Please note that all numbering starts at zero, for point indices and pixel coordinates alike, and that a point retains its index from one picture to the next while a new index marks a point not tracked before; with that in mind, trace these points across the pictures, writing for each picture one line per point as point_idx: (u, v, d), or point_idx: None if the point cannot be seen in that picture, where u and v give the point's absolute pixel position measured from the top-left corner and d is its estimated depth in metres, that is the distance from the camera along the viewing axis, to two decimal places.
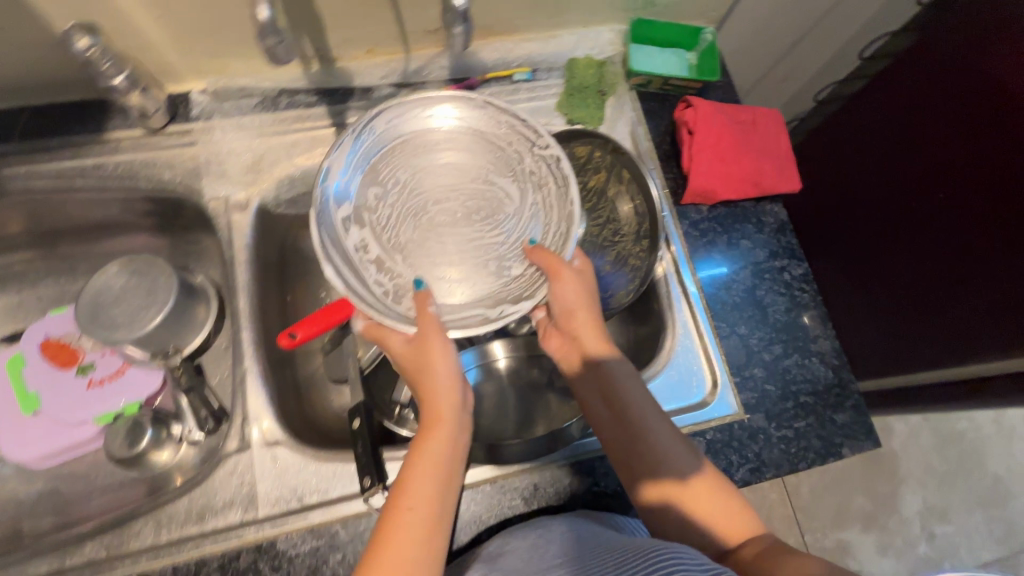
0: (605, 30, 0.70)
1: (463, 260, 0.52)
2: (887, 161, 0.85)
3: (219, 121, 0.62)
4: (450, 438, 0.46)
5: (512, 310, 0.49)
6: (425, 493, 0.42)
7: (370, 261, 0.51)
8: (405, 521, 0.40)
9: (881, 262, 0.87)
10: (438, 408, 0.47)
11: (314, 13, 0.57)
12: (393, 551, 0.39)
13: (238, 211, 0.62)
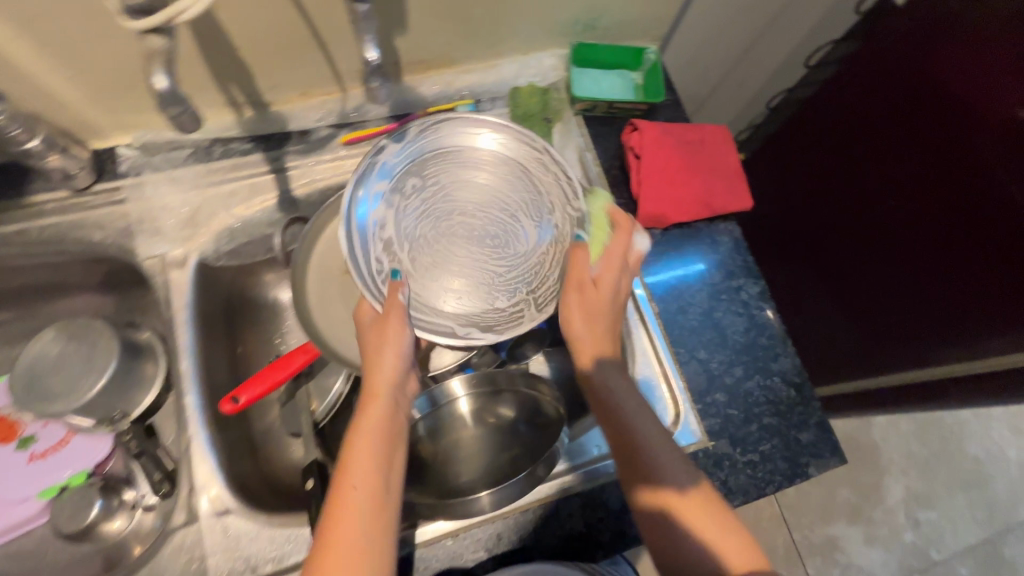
0: (546, 56, 0.69)
1: (461, 277, 0.52)
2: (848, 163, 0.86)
3: (149, 175, 0.60)
4: (389, 411, 0.45)
5: (479, 337, 0.49)
6: (368, 473, 0.41)
7: (383, 252, 0.50)
8: (350, 506, 0.39)
9: (860, 259, 0.88)
10: (377, 388, 0.45)
11: (238, 61, 0.55)
12: (340, 543, 0.37)
13: (176, 269, 0.59)
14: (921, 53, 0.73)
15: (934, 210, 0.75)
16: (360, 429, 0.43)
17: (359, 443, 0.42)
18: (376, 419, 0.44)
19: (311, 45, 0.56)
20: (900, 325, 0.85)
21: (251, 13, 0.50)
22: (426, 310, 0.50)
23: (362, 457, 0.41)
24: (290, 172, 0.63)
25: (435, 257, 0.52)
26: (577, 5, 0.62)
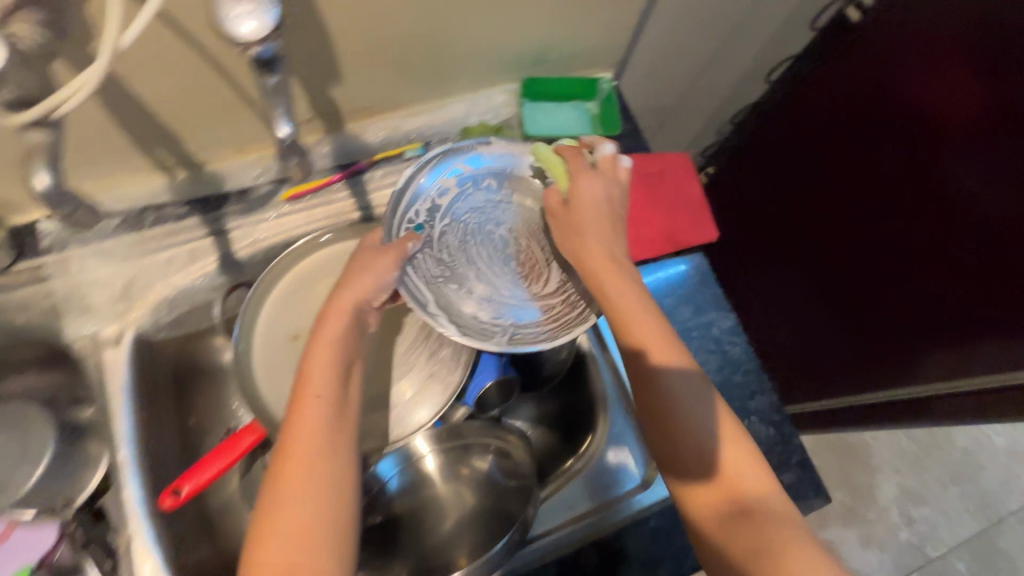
0: (496, 93, 0.66)
1: (465, 277, 0.55)
2: (810, 172, 0.86)
3: (74, 249, 0.56)
4: (351, 325, 0.47)
5: (443, 324, 0.51)
6: (331, 384, 0.43)
7: (427, 220, 0.56)
8: (313, 413, 0.42)
9: (837, 269, 0.86)
10: (343, 305, 0.47)
11: (159, 125, 0.51)
12: (302, 447, 0.40)
13: (110, 347, 0.56)
14: (880, 60, 0.72)
15: (908, 213, 0.73)
16: (321, 340, 0.45)
17: (323, 354, 0.45)
18: (339, 330, 0.46)
19: (239, 102, 0.52)
20: (885, 334, 0.82)
21: (166, 78, 0.46)
22: (429, 280, 0.54)
23: (325, 371, 0.44)
24: (232, 234, 0.59)
25: (464, 250, 0.56)
26: (522, 40, 0.60)
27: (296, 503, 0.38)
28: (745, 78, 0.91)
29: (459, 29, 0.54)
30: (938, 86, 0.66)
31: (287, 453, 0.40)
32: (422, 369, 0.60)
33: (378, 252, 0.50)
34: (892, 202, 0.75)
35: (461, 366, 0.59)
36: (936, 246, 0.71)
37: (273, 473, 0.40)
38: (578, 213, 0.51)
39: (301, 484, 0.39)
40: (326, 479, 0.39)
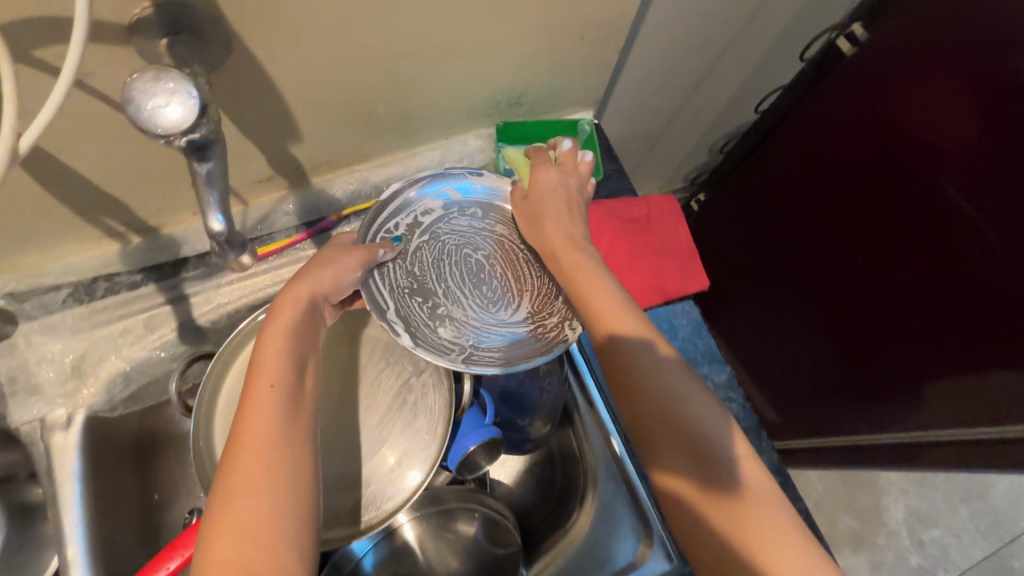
0: (471, 137, 0.63)
1: (430, 296, 0.52)
2: (807, 201, 0.83)
3: (19, 327, 0.52)
4: (307, 318, 0.43)
5: (398, 332, 0.47)
6: (286, 373, 0.39)
7: (405, 236, 0.53)
8: (265, 405, 0.37)
9: (846, 295, 0.83)
10: (298, 295, 0.43)
11: (102, 194, 0.47)
12: (253, 440, 0.35)
13: (59, 431, 0.51)
14: (865, 91, 0.70)
15: (906, 237, 0.72)
16: (274, 330, 0.41)
17: (275, 345, 0.40)
18: (294, 320, 0.42)
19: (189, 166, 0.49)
20: (903, 360, 0.78)
21: (103, 150, 0.43)
22: (395, 290, 0.50)
23: (278, 362, 0.39)
24: (192, 300, 0.56)
25: (437, 270, 0.53)
26: (493, 85, 0.56)
27: (249, 498, 0.33)
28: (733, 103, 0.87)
29: (423, 80, 0.51)
30: (930, 113, 0.65)
31: (236, 448, 0.35)
32: (400, 437, 0.55)
33: (344, 248, 0.47)
34: (890, 226, 0.73)
35: (435, 440, 0.54)
36: (937, 269, 0.70)
37: (221, 473, 0.34)
38: (539, 202, 0.53)
39: (247, 479, 0.33)
40: (283, 473, 0.34)
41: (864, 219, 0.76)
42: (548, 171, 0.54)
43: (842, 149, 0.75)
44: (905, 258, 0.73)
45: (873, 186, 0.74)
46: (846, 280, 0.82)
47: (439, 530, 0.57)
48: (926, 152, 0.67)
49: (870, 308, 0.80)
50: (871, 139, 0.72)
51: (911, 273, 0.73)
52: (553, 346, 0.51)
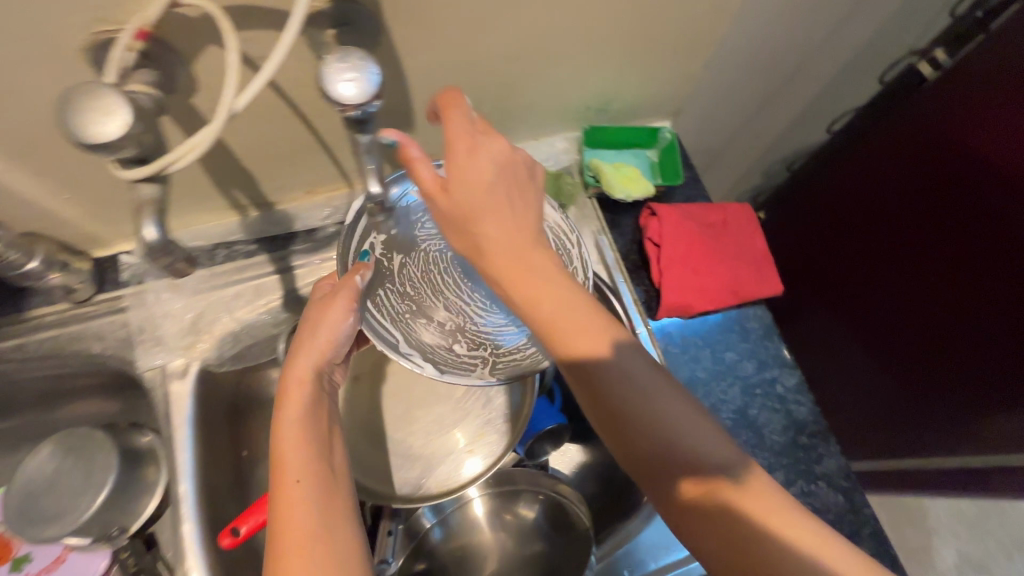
0: (558, 139, 0.67)
1: (430, 312, 0.54)
2: (856, 216, 0.84)
3: (151, 283, 0.58)
4: (314, 397, 0.43)
5: (415, 360, 0.48)
6: (309, 464, 0.39)
7: (388, 253, 0.53)
8: (299, 502, 0.37)
9: (882, 314, 0.83)
10: (303, 373, 0.43)
11: (240, 168, 0.53)
12: (297, 539, 0.35)
13: (177, 380, 0.57)
14: (921, 160, 0.73)
15: (930, 307, 0.76)
16: (286, 420, 0.41)
17: (291, 436, 0.40)
18: (302, 404, 0.42)
19: (315, 147, 0.54)
20: (934, 383, 0.78)
21: (253, 127, 0.48)
22: (398, 316, 0.52)
23: (298, 453, 0.39)
24: (297, 271, 0.61)
25: (430, 288, 0.54)
26: (586, 90, 0.60)
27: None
28: (802, 123, 0.89)
29: (527, 80, 0.56)
30: (975, 202, 0.68)
31: (281, 550, 0.35)
32: (478, 417, 0.59)
33: (327, 299, 0.45)
34: (919, 295, 0.77)
35: (514, 417, 0.58)
36: (954, 345, 0.74)
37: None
38: (472, 188, 0.36)
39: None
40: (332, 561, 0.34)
41: (908, 237, 0.76)
42: (478, 150, 0.37)
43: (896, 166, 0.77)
44: (928, 327, 0.77)
45: (909, 252, 0.77)
46: (873, 332, 0.85)
47: (507, 507, 0.60)
48: (965, 236, 0.70)
49: (890, 364, 0.84)
50: (914, 208, 0.75)
51: (931, 341, 0.77)
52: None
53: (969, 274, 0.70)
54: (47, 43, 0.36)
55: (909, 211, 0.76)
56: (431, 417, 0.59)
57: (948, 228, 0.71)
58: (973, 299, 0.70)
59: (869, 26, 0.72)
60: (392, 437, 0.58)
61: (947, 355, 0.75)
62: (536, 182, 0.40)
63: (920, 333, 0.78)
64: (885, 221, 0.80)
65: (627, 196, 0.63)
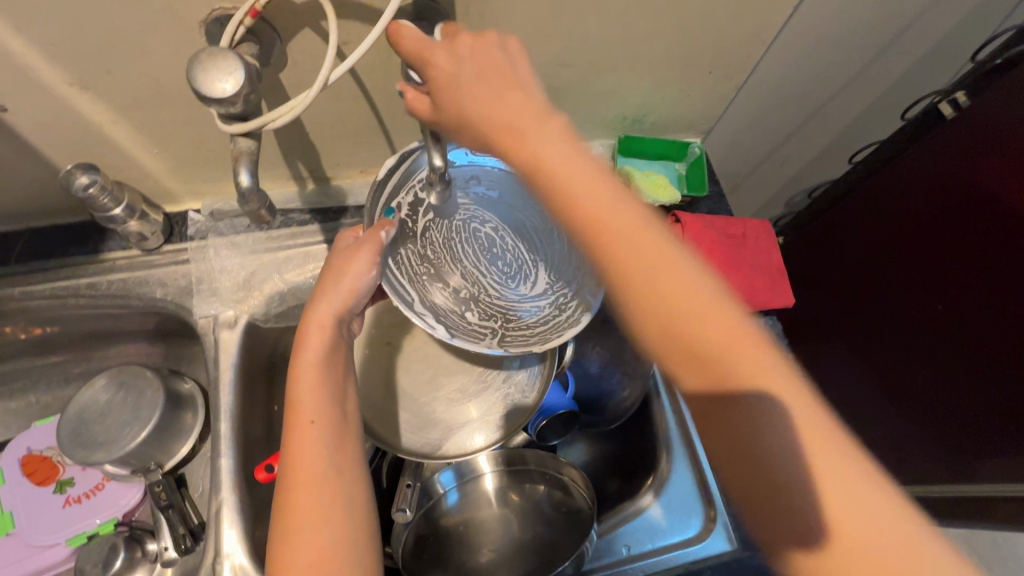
0: (594, 146, 0.72)
1: (446, 276, 0.57)
2: (876, 245, 0.85)
3: (213, 240, 0.64)
4: (334, 341, 0.45)
5: (429, 322, 0.52)
6: (324, 408, 0.42)
7: (413, 214, 0.57)
8: (312, 441, 0.40)
9: (900, 342, 0.84)
10: (324, 319, 0.45)
11: (308, 142, 0.59)
12: (305, 473, 0.39)
13: (226, 329, 0.62)
14: (932, 200, 0.75)
15: (940, 342, 0.78)
16: (304, 364, 0.43)
17: (308, 379, 0.43)
18: (320, 350, 0.44)
19: (376, 130, 0.59)
20: (951, 414, 0.79)
21: (326, 106, 0.54)
22: (420, 277, 0.56)
23: (316, 396, 0.42)
24: None
25: (448, 254, 0.58)
26: (626, 101, 0.66)
27: (310, 529, 0.37)
28: (827, 154, 0.93)
29: (574, 86, 0.61)
30: (984, 244, 0.70)
31: (292, 484, 0.39)
32: (497, 391, 0.63)
33: (353, 248, 0.48)
34: (930, 329, 0.79)
35: (535, 392, 0.62)
36: (980, 379, 0.74)
37: (280, 506, 0.39)
38: (453, 87, 0.37)
39: (312, 508, 0.38)
40: (337, 499, 0.39)
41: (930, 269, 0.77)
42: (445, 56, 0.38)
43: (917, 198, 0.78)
44: (936, 361, 0.79)
45: (922, 288, 0.79)
46: (886, 363, 0.87)
47: (514, 485, 0.63)
48: (973, 277, 0.72)
49: (903, 396, 0.85)
50: (925, 246, 0.77)
51: (943, 375, 0.79)
52: (581, 316, 0.56)
53: (976, 312, 0.73)
54: (174, 17, 0.42)
55: (921, 248, 0.78)
56: (459, 382, 0.63)
57: (958, 268, 0.74)
58: (978, 337, 0.73)
59: (895, 68, 0.76)
60: (420, 398, 0.62)
61: (954, 390, 0.77)
62: (522, 81, 0.38)
63: (931, 367, 0.80)
64: (899, 257, 0.82)
65: (655, 201, 0.67)
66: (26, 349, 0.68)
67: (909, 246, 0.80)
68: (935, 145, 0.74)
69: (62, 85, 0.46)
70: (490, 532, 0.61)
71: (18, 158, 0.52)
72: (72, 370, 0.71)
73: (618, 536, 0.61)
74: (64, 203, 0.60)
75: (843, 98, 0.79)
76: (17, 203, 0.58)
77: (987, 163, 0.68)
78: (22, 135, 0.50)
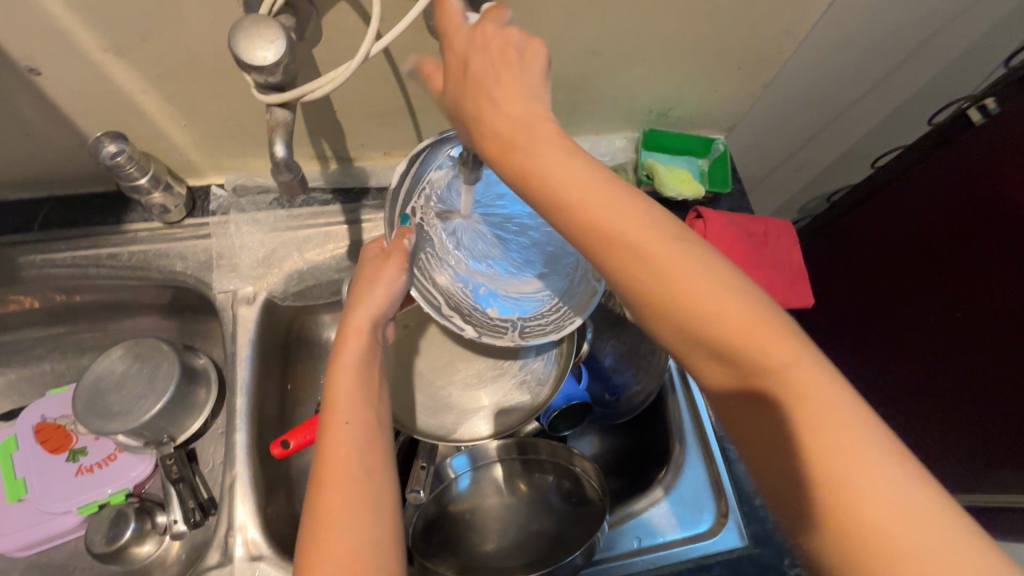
0: (618, 138, 0.72)
1: (463, 274, 0.58)
2: (895, 259, 0.84)
3: (235, 215, 0.64)
4: (371, 345, 0.46)
5: (457, 322, 0.55)
6: (358, 409, 0.41)
7: (426, 217, 0.57)
8: (343, 441, 0.39)
9: (926, 355, 0.82)
10: (360, 324, 0.46)
11: (335, 121, 0.59)
12: (337, 472, 0.38)
13: (245, 305, 0.62)
14: (952, 212, 0.75)
15: (961, 356, 0.77)
16: (342, 367, 0.44)
17: (344, 382, 0.43)
18: (357, 352, 0.45)
19: (403, 111, 0.59)
20: (982, 426, 0.76)
21: (356, 84, 0.54)
22: (439, 280, 0.57)
23: (351, 396, 0.42)
24: (364, 225, 0.66)
25: (463, 252, 0.58)
26: (653, 94, 0.65)
27: (341, 530, 0.35)
28: (848, 158, 0.93)
29: (603, 75, 0.60)
30: (1002, 258, 0.70)
31: (323, 484, 0.37)
32: (511, 379, 0.63)
33: (384, 259, 0.49)
34: (952, 342, 0.78)
35: (549, 382, 0.61)
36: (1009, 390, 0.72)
37: (310, 507, 0.37)
38: (464, 78, 0.38)
39: (344, 511, 0.36)
40: (368, 501, 0.37)
41: (954, 285, 0.76)
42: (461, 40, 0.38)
43: (938, 212, 0.77)
44: (971, 373, 0.76)
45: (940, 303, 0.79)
46: (906, 374, 0.87)
47: (523, 474, 0.63)
48: (992, 291, 0.71)
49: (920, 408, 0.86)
50: (940, 265, 0.78)
51: (963, 388, 0.78)
52: (589, 302, 0.57)
53: (998, 325, 0.72)
54: None
55: (940, 260, 0.78)
56: (472, 373, 0.63)
57: (978, 281, 0.73)
58: (999, 350, 0.72)
59: (924, 74, 0.75)
60: (436, 383, 0.62)
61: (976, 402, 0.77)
62: (523, 79, 0.37)
63: (953, 382, 0.79)
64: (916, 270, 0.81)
65: (679, 194, 0.66)
66: (43, 317, 0.68)
67: (930, 261, 0.79)
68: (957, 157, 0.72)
69: (96, 50, 0.46)
70: (500, 519, 0.61)
71: (47, 124, 0.52)
72: (86, 340, 0.71)
73: (629, 528, 0.59)
74: (89, 172, 0.60)
75: (870, 101, 0.78)
76: (42, 170, 0.58)
77: (1010, 176, 0.67)
78: (54, 100, 0.50)
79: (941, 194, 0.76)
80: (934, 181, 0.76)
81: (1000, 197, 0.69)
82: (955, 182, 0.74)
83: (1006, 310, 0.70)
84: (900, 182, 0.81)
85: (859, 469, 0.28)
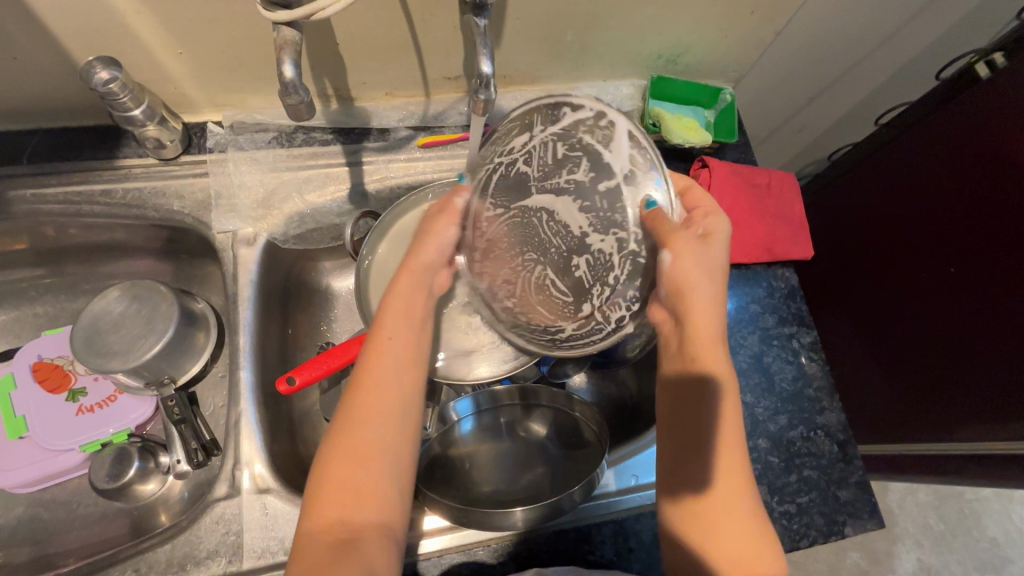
0: (625, 85, 0.71)
1: (551, 231, 0.48)
2: (883, 228, 0.86)
3: (233, 154, 0.62)
4: (420, 281, 0.49)
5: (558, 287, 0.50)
6: (403, 332, 0.46)
7: (569, 164, 0.45)
8: (384, 353, 0.44)
9: (901, 322, 0.86)
10: (416, 259, 0.49)
11: (336, 55, 0.56)
12: (369, 384, 0.42)
13: (245, 245, 0.61)
14: (944, 182, 0.76)
15: (939, 323, 0.81)
16: (396, 291, 0.48)
17: (396, 306, 0.47)
18: (410, 282, 0.48)
19: (408, 46, 0.57)
20: (951, 388, 0.81)
21: (358, 13, 0.51)
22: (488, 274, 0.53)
23: (398, 320, 0.46)
24: (365, 167, 0.65)
25: (556, 234, 0.48)
26: (663, 38, 0.64)
27: (367, 433, 0.41)
28: (852, 118, 0.92)
29: (613, 14, 0.58)
30: (991, 224, 0.72)
31: (363, 379, 0.43)
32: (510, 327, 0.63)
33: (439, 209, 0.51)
34: (933, 312, 0.81)
35: None
36: (981, 357, 0.76)
37: (344, 406, 0.42)
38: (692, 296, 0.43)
39: (368, 421, 0.41)
40: (394, 419, 0.42)
41: (940, 255, 0.78)
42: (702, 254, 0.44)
43: (933, 182, 0.78)
44: (943, 340, 0.80)
45: (921, 274, 0.81)
46: (885, 334, 0.90)
47: (522, 420, 0.65)
48: (977, 259, 0.74)
49: (896, 368, 0.89)
50: (928, 236, 0.79)
51: (942, 350, 0.81)
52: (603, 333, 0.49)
53: (981, 294, 0.74)
54: None
55: (933, 231, 0.79)
56: (477, 320, 0.62)
57: (963, 249, 0.76)
58: (986, 316, 0.74)
59: (934, 30, 0.74)
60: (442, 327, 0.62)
61: (949, 363, 0.80)
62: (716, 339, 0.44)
63: (928, 348, 0.83)
64: (903, 243, 0.83)
65: (685, 141, 0.66)
66: (33, 257, 0.66)
67: (919, 231, 0.81)
68: (957, 122, 0.73)
69: None
70: (500, 462, 0.62)
71: (34, 46, 0.50)
72: (79, 282, 0.70)
73: (624, 468, 0.60)
74: (79, 101, 0.58)
75: (878, 58, 0.77)
76: (28, 97, 0.56)
77: (1005, 138, 0.68)
78: (39, 18, 0.47)
79: (937, 163, 0.77)
80: (931, 150, 0.77)
81: (998, 168, 0.70)
82: (952, 152, 0.75)
83: (990, 282, 0.73)
84: (899, 151, 0.82)
85: (754, 534, 0.41)
